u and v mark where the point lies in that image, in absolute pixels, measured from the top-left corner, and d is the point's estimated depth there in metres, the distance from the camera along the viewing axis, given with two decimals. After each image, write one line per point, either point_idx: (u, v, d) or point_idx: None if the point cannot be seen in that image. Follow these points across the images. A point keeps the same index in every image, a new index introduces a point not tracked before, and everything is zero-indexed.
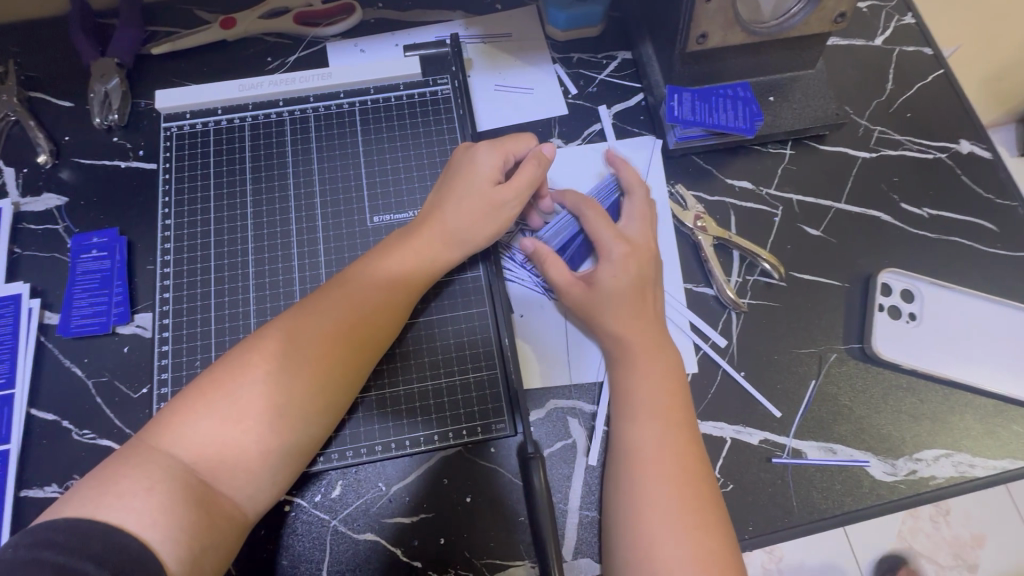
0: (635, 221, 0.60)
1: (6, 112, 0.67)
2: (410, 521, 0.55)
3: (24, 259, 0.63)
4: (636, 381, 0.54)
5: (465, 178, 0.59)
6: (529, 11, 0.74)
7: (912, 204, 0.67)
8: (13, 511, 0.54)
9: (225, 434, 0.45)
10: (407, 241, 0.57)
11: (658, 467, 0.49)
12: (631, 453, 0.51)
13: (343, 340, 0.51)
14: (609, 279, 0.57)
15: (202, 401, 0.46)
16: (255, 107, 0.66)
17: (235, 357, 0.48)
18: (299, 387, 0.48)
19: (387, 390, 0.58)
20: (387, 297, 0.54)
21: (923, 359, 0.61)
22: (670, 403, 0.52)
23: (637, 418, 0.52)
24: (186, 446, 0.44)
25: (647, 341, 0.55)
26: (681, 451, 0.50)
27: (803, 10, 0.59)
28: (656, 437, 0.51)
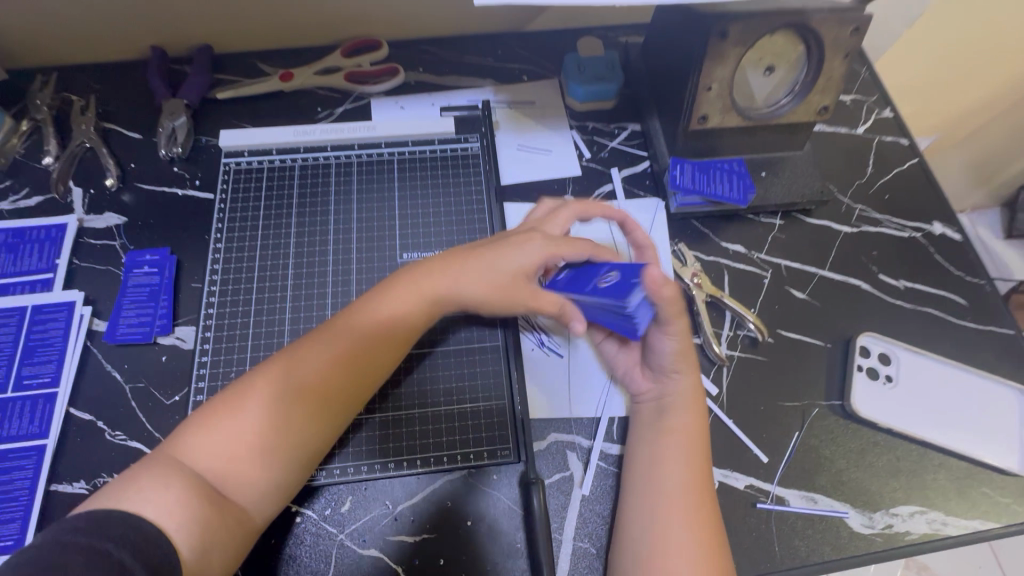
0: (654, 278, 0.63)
1: (82, 139, 0.75)
2: (412, 541, 0.58)
3: (80, 269, 0.69)
4: (679, 431, 0.58)
5: (500, 256, 0.61)
6: (552, 84, 0.84)
7: (889, 275, 0.74)
8: (42, 504, 0.58)
9: (233, 449, 0.50)
10: (412, 284, 0.59)
11: (674, 510, 0.54)
12: (649, 495, 0.56)
13: (344, 373, 0.55)
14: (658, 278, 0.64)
15: (215, 421, 0.50)
16: (306, 150, 0.74)
17: (247, 382, 0.53)
18: (300, 413, 0.53)
19: (392, 414, 0.63)
20: (392, 338, 0.58)
21: (901, 419, 0.65)
22: (692, 450, 0.57)
23: (660, 460, 0.57)
24: (196, 458, 0.49)
25: (684, 392, 0.60)
26: (697, 495, 0.55)
27: (791, 101, 0.69)
28: (679, 481, 0.55)
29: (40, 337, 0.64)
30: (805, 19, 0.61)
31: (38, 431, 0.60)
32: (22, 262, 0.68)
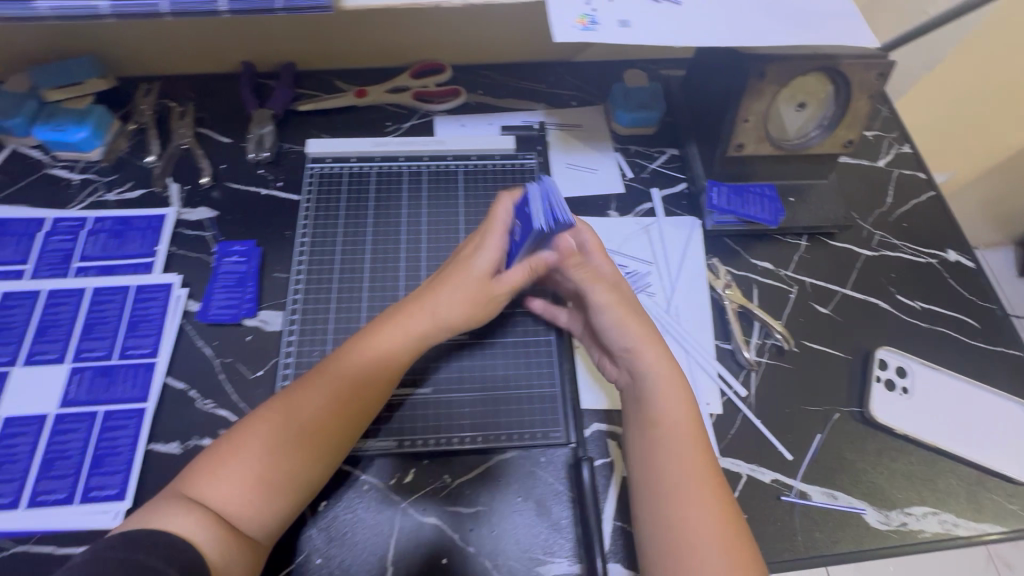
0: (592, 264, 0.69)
1: (180, 141, 0.85)
2: (469, 511, 0.64)
3: (176, 255, 0.77)
4: (670, 424, 0.62)
5: (465, 271, 0.65)
6: (598, 110, 0.93)
7: (906, 296, 0.81)
8: (141, 460, 0.64)
9: (243, 485, 0.55)
10: (394, 321, 0.63)
11: (689, 500, 0.57)
12: (661, 489, 0.59)
13: (335, 407, 0.59)
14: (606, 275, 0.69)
15: (222, 463, 0.56)
16: (382, 159, 0.82)
17: (246, 424, 0.58)
18: (296, 445, 0.57)
19: (446, 396, 0.70)
20: (382, 371, 0.62)
21: (916, 427, 0.71)
22: (684, 439, 0.61)
23: (664, 456, 0.61)
24: (211, 498, 0.54)
25: (666, 384, 0.64)
26: (705, 483, 0.59)
27: (821, 135, 0.77)
28: (687, 472, 0.59)
29: (142, 313, 0.72)
30: (835, 62, 0.69)
31: (139, 395, 0.67)
32: (127, 246, 0.77)
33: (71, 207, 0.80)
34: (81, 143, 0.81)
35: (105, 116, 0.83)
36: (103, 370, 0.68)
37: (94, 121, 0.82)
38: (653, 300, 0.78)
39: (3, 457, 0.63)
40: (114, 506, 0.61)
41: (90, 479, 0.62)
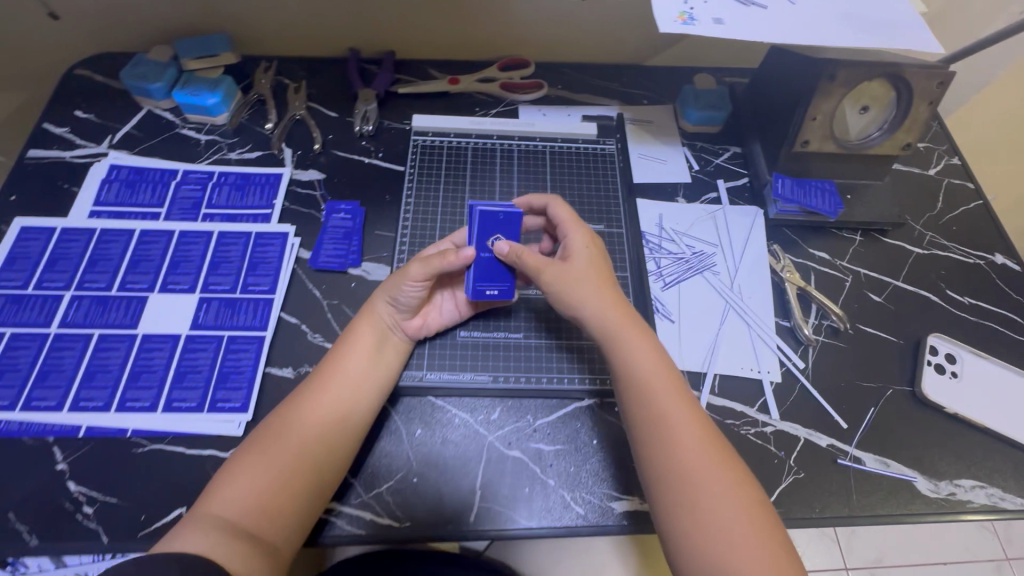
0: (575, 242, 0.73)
1: (294, 112, 0.94)
2: (550, 449, 0.70)
3: (289, 209, 0.86)
4: (667, 408, 0.62)
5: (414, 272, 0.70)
6: (667, 109, 1.01)
7: (956, 292, 0.86)
8: (260, 380, 0.72)
9: (249, 487, 0.58)
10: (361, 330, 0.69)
11: (677, 436, 0.60)
12: (649, 429, 0.61)
13: (314, 403, 0.64)
14: (576, 248, 0.71)
15: (231, 469, 0.60)
16: (478, 136, 0.92)
17: (244, 452, 0.61)
18: (288, 441, 0.61)
19: (523, 343, 0.77)
20: (355, 370, 0.67)
21: (964, 408, 0.76)
22: (684, 420, 0.61)
23: (642, 397, 0.63)
24: (218, 513, 0.56)
25: (654, 367, 0.64)
26: (687, 418, 0.61)
27: (882, 136, 0.83)
28: (669, 409, 0.62)
29: (261, 255, 0.81)
30: (899, 70, 0.75)
31: (258, 325, 0.75)
32: (247, 198, 0.86)
33: (199, 162, 0.89)
34: (211, 108, 0.91)
35: (233, 87, 0.93)
36: (227, 302, 0.77)
37: (225, 90, 0.92)
38: (718, 279, 0.84)
39: (142, 367, 0.71)
40: (237, 416, 0.69)
41: (217, 392, 0.70)
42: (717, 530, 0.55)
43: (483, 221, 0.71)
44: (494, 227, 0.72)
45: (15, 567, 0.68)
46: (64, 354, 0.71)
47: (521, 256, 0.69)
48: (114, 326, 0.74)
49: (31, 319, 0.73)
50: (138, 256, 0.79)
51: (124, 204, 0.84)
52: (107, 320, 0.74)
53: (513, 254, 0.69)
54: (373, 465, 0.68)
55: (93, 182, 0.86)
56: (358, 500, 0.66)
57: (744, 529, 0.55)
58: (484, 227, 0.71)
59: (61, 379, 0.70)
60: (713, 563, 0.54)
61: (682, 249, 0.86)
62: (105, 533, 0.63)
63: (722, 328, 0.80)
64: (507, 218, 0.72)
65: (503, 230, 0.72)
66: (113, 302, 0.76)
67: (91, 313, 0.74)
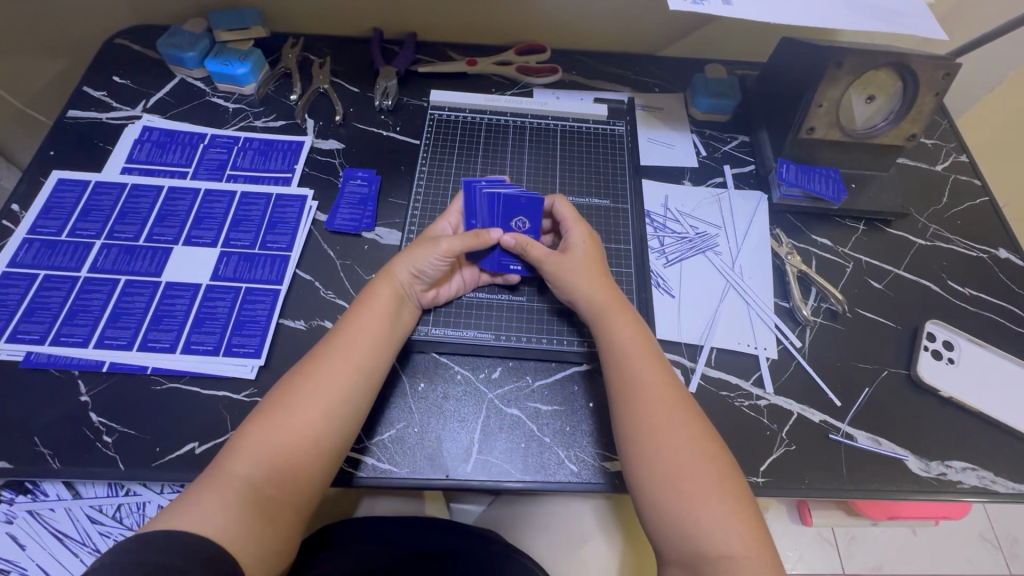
0: (576, 236, 0.75)
1: (318, 85, 0.98)
2: (547, 409, 0.73)
3: (308, 175, 0.90)
4: (647, 384, 0.64)
5: (423, 250, 0.71)
6: (678, 97, 1.04)
7: (957, 283, 0.87)
8: (273, 330, 0.76)
9: (267, 456, 0.58)
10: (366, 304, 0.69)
11: (652, 409, 0.62)
12: (624, 397, 0.64)
13: (323, 370, 0.63)
14: (577, 241, 0.75)
15: (252, 434, 0.60)
16: (492, 113, 0.95)
17: (249, 426, 0.60)
18: (307, 408, 0.61)
19: (524, 308, 0.79)
20: (366, 338, 0.66)
21: (959, 392, 0.77)
22: (662, 393, 0.63)
23: (620, 368, 0.66)
24: (225, 488, 0.56)
25: (639, 347, 0.67)
26: (661, 388, 0.63)
27: (887, 125, 0.85)
28: (647, 383, 0.64)
29: (280, 215, 0.85)
30: (906, 60, 0.77)
31: (275, 279, 0.79)
32: (270, 163, 0.90)
33: (226, 128, 0.94)
34: (240, 77, 0.95)
35: (261, 59, 0.98)
36: (246, 257, 0.81)
37: (254, 61, 0.96)
38: (720, 259, 0.86)
39: (164, 312, 0.75)
40: (251, 360, 0.73)
41: (233, 338, 0.74)
42: (684, 493, 0.57)
43: (489, 203, 0.75)
44: (517, 210, 0.75)
45: (36, 494, 0.74)
46: (92, 296, 0.76)
47: (527, 248, 0.74)
48: (140, 273, 0.78)
49: (62, 263, 0.78)
50: (165, 211, 0.83)
51: (154, 162, 0.88)
52: (133, 267, 0.78)
53: (520, 246, 0.74)
54: (377, 414, 0.71)
55: (126, 142, 0.90)
56: (362, 445, 0.69)
57: (710, 493, 0.57)
58: (493, 208, 0.76)
59: (88, 318, 0.74)
60: (679, 521, 0.56)
61: (687, 228, 0.89)
62: (122, 461, 0.66)
63: (721, 305, 0.82)
64: (529, 203, 0.75)
65: (526, 212, 0.76)
66: (139, 252, 0.80)
67: (119, 261, 0.79)
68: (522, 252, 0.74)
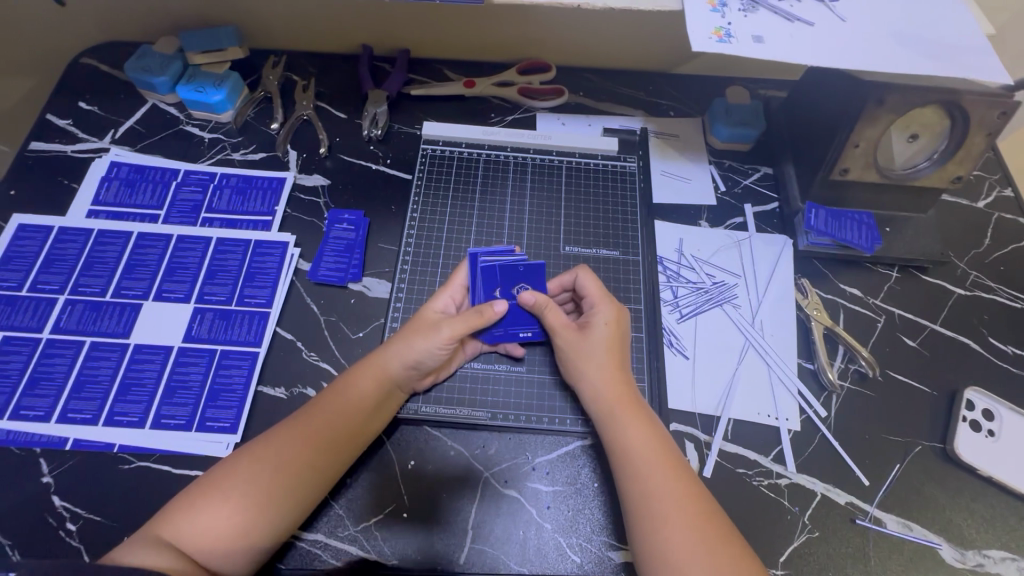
0: (603, 326, 0.67)
1: (300, 112, 0.90)
2: (549, 490, 0.67)
3: (291, 216, 0.83)
4: (664, 504, 0.56)
5: (420, 332, 0.65)
6: (696, 122, 0.95)
7: (999, 340, 0.79)
8: (251, 400, 0.70)
9: (215, 522, 0.55)
10: (356, 376, 0.64)
11: (673, 537, 0.55)
12: (641, 519, 0.57)
13: (300, 442, 0.60)
14: (599, 322, 0.68)
15: (201, 496, 0.56)
16: (491, 147, 0.88)
17: (218, 475, 0.58)
18: (262, 487, 0.57)
19: (524, 374, 0.73)
20: (346, 414, 0.62)
21: (1000, 470, 0.70)
22: (685, 514, 0.56)
23: (635, 476, 0.59)
24: (179, 537, 0.54)
25: (655, 459, 0.59)
26: (680, 502, 0.56)
27: (931, 167, 0.77)
28: (666, 503, 0.56)
29: (259, 265, 0.78)
30: (957, 98, 0.68)
31: (253, 340, 0.73)
32: (249, 203, 0.83)
33: (201, 162, 0.86)
34: (216, 105, 0.87)
35: (239, 83, 0.90)
36: (222, 314, 0.74)
37: (230, 87, 0.88)
38: (739, 312, 0.79)
39: (132, 379, 0.69)
40: (226, 436, 0.67)
41: (207, 410, 0.68)
42: None
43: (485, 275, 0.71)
44: (516, 278, 0.71)
45: None
46: (55, 361, 0.70)
47: (547, 311, 0.68)
48: (106, 334, 0.72)
49: (22, 323, 0.72)
50: (134, 261, 0.77)
51: (122, 204, 0.81)
52: (98, 327, 0.72)
53: (541, 306, 0.68)
54: (359, 497, 0.65)
55: (92, 179, 0.83)
56: (343, 532, 0.63)
57: None
58: (491, 280, 0.71)
59: (51, 388, 0.68)
60: None
61: (704, 277, 0.81)
62: (86, 552, 0.61)
63: (738, 368, 0.75)
64: (527, 271, 0.71)
65: (524, 280, 0.71)
66: (106, 308, 0.74)
67: (84, 320, 0.73)
68: (540, 314, 0.68)
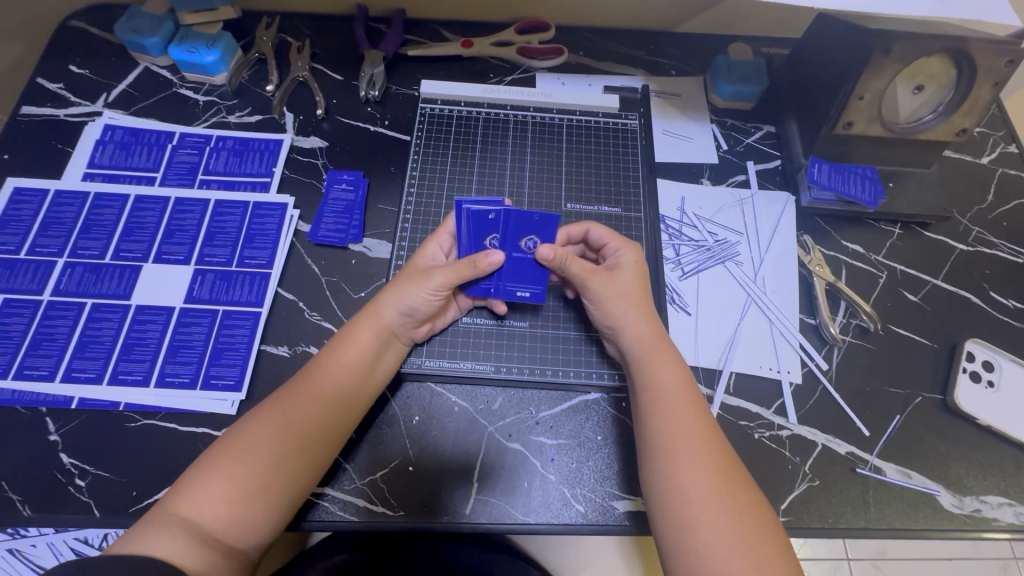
0: (629, 268, 0.67)
1: (296, 74, 0.89)
2: (553, 443, 0.67)
3: (289, 178, 0.82)
4: (684, 440, 0.57)
5: (412, 281, 0.64)
6: (697, 81, 0.93)
7: (1000, 294, 0.79)
8: (255, 359, 0.70)
9: (225, 492, 0.54)
10: (353, 332, 0.64)
11: (692, 472, 0.55)
12: (661, 454, 0.57)
13: (303, 399, 0.60)
14: (627, 263, 0.67)
15: (210, 468, 0.56)
16: (490, 106, 0.87)
17: (222, 446, 0.57)
18: (272, 449, 0.57)
19: (528, 331, 0.74)
20: (348, 369, 0.62)
21: (999, 419, 0.70)
22: (704, 451, 0.56)
23: (656, 414, 0.59)
24: (191, 511, 0.53)
25: (679, 397, 0.60)
26: (701, 442, 0.57)
27: (936, 119, 0.76)
28: (687, 438, 0.57)
29: (258, 227, 0.77)
30: (964, 45, 0.67)
31: (255, 301, 0.73)
32: (246, 165, 0.82)
33: (196, 125, 0.85)
34: (209, 66, 0.85)
35: (232, 44, 0.88)
36: (223, 275, 0.74)
37: (223, 47, 0.86)
38: (741, 269, 0.79)
39: (135, 340, 0.69)
40: (231, 394, 0.67)
41: (211, 368, 0.68)
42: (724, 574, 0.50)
43: (475, 224, 0.66)
44: (526, 229, 0.66)
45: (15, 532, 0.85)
46: (57, 323, 0.70)
47: (567, 263, 0.65)
48: (107, 296, 0.72)
49: (22, 286, 0.71)
50: (132, 224, 0.76)
51: (118, 167, 0.80)
52: (99, 289, 0.72)
53: (560, 259, 0.64)
54: (364, 452, 0.66)
55: (86, 143, 0.82)
56: (350, 485, 0.64)
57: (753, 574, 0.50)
58: (478, 228, 0.67)
59: (54, 348, 0.68)
60: None
61: (707, 235, 0.81)
62: (96, 507, 0.62)
63: (741, 324, 0.75)
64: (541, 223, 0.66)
65: (538, 232, 0.67)
66: (106, 271, 0.73)
67: (84, 282, 0.72)
68: (559, 268, 0.65)
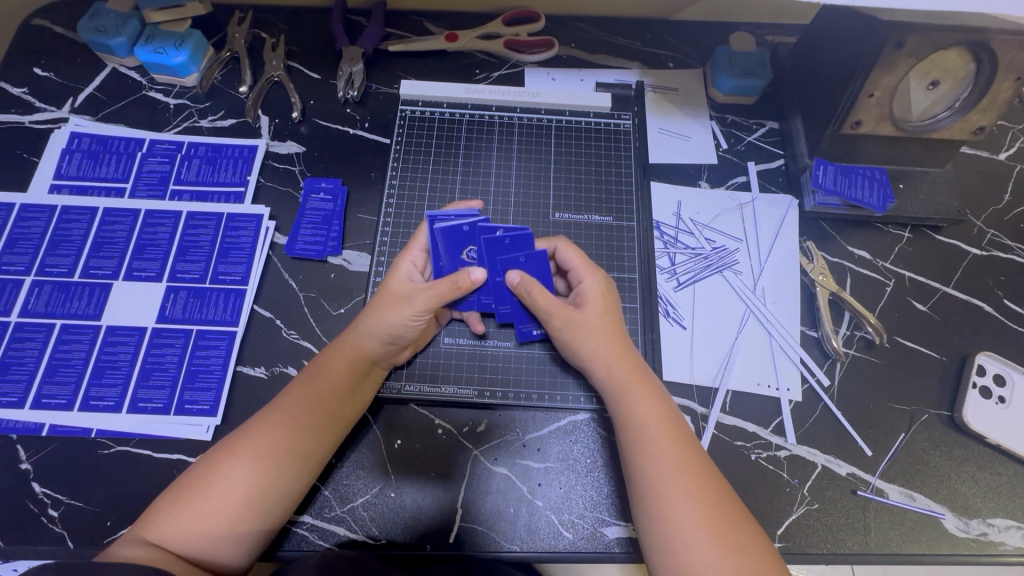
0: (595, 297, 0.64)
1: (271, 74, 0.84)
2: (540, 467, 0.65)
3: (264, 187, 0.78)
4: (675, 475, 0.54)
5: (390, 306, 0.61)
6: (697, 74, 0.88)
7: (1015, 302, 0.75)
8: (230, 381, 0.67)
9: (198, 523, 0.52)
10: (328, 361, 0.61)
11: (684, 510, 0.52)
12: (653, 490, 0.54)
13: (273, 431, 0.57)
14: (592, 295, 0.64)
15: (182, 499, 0.53)
16: (474, 107, 0.82)
17: (193, 476, 0.55)
18: (245, 482, 0.54)
19: (516, 350, 0.71)
20: (322, 398, 0.59)
21: (1010, 438, 0.67)
22: (695, 485, 0.53)
23: (645, 446, 0.56)
24: (162, 541, 0.51)
25: (666, 427, 0.57)
26: (693, 479, 0.54)
27: (951, 117, 0.70)
28: (677, 472, 0.54)
29: (233, 240, 0.74)
30: (984, 38, 0.61)
31: (230, 319, 0.70)
32: (219, 173, 0.78)
33: (167, 131, 0.81)
34: (178, 67, 0.81)
35: (202, 42, 0.83)
36: (196, 293, 0.71)
37: (192, 46, 0.81)
38: (739, 279, 0.75)
39: (107, 363, 0.67)
40: (206, 419, 0.65)
41: (184, 393, 0.66)
42: None
43: (447, 241, 0.63)
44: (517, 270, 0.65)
45: None
46: (25, 346, 0.67)
47: (534, 296, 0.62)
48: (76, 316, 0.69)
49: None
50: (101, 239, 0.73)
51: (86, 178, 0.77)
52: (68, 309, 0.69)
53: (528, 291, 0.63)
54: (343, 478, 0.63)
55: (52, 152, 0.78)
56: (330, 513, 0.62)
57: None
58: (455, 243, 0.64)
59: (23, 373, 0.66)
60: None
61: (704, 242, 0.77)
62: (70, 538, 0.60)
63: (738, 338, 0.72)
64: (528, 261, 0.65)
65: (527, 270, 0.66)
66: (75, 290, 0.70)
67: (52, 302, 0.69)
68: (529, 300, 0.63)
